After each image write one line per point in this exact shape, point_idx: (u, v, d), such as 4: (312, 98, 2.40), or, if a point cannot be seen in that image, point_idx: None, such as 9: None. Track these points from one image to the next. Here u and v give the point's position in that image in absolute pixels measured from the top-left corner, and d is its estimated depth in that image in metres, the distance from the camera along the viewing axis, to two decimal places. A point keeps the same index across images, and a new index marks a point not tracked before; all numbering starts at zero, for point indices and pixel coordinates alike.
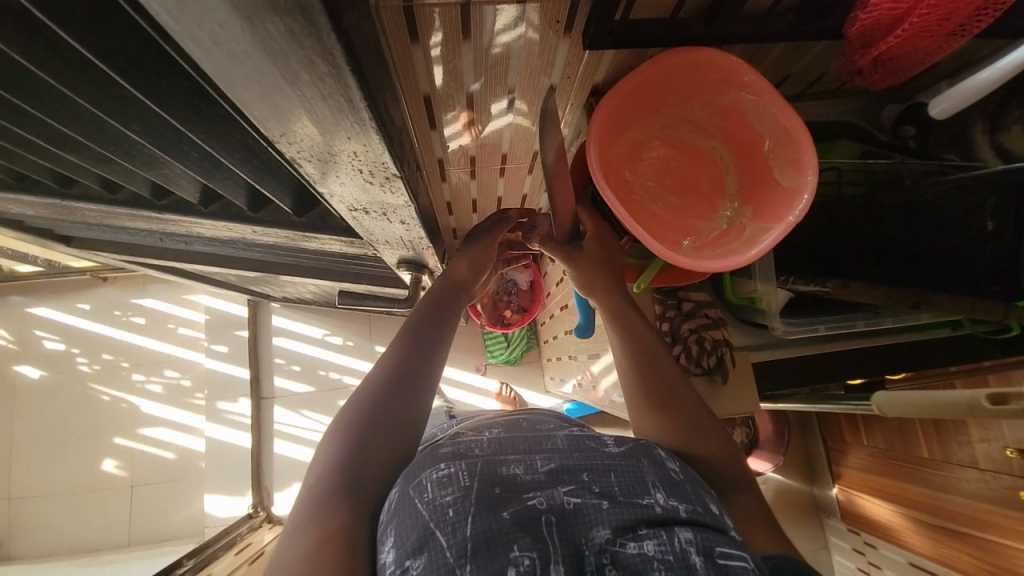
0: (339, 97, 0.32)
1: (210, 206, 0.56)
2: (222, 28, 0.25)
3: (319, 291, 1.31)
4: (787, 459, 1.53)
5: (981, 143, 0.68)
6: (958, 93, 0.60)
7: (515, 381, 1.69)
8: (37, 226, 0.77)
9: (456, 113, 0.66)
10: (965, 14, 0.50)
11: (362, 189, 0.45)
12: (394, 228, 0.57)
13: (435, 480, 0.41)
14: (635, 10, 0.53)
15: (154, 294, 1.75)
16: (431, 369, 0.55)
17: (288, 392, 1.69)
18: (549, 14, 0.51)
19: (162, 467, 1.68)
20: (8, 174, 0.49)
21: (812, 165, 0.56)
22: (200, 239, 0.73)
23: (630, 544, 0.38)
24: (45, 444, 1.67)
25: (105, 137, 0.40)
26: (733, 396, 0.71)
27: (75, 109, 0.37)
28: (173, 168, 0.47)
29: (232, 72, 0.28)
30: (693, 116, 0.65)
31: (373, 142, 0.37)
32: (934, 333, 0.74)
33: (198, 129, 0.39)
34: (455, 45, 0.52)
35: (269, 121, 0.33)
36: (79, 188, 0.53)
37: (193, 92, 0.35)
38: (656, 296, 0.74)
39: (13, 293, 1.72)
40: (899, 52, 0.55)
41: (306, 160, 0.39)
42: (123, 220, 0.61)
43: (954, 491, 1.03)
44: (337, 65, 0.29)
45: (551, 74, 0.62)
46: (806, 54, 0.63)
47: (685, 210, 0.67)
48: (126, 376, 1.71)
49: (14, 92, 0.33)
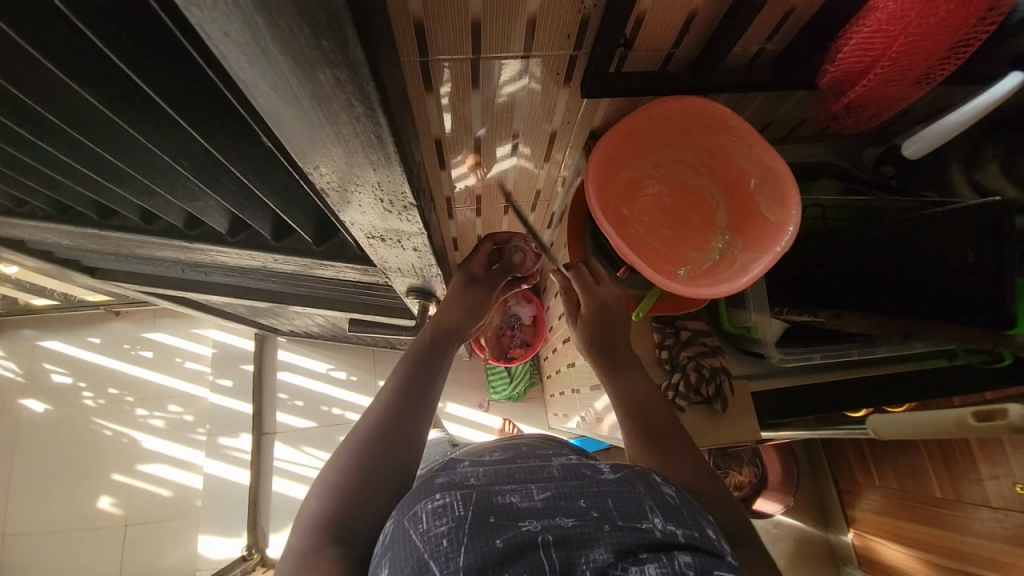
0: (370, 134, 0.36)
1: (236, 235, 0.60)
2: (281, 78, 0.30)
3: (326, 324, 1.33)
4: (797, 501, 1.49)
5: (958, 181, 0.72)
6: (929, 135, 0.65)
7: (517, 417, 1.68)
8: (66, 257, 0.81)
9: (463, 155, 0.71)
10: (925, 65, 0.55)
11: (380, 218, 0.49)
12: (406, 256, 0.61)
13: (430, 511, 0.41)
14: (627, 63, 0.58)
15: (163, 328, 1.78)
16: (424, 408, 0.59)
17: (289, 428, 1.68)
18: (549, 67, 0.57)
19: (156, 506, 1.63)
20: (53, 206, 0.54)
21: (795, 200, 0.60)
22: (218, 269, 0.77)
23: (631, 569, 0.37)
24: (42, 481, 1.64)
25: (153, 170, 0.45)
26: (733, 425, 0.72)
27: (132, 145, 0.41)
28: (209, 199, 0.51)
29: (283, 113, 0.33)
30: (683, 157, 0.70)
31: (397, 175, 0.41)
32: (931, 363, 0.76)
33: (239, 163, 0.43)
34: (466, 93, 0.58)
35: (307, 154, 0.38)
36: (116, 219, 0.57)
37: (240, 131, 0.40)
38: (654, 325, 0.77)
39: (26, 326, 1.76)
40: (869, 99, 0.61)
41: (333, 190, 0.43)
42: (152, 249, 0.65)
43: (969, 533, 1.00)
44: (372, 107, 0.33)
45: (552, 120, 0.68)
46: (785, 102, 0.69)
47: (678, 242, 0.71)
48: (129, 410, 1.71)
49: (83, 130, 0.38)
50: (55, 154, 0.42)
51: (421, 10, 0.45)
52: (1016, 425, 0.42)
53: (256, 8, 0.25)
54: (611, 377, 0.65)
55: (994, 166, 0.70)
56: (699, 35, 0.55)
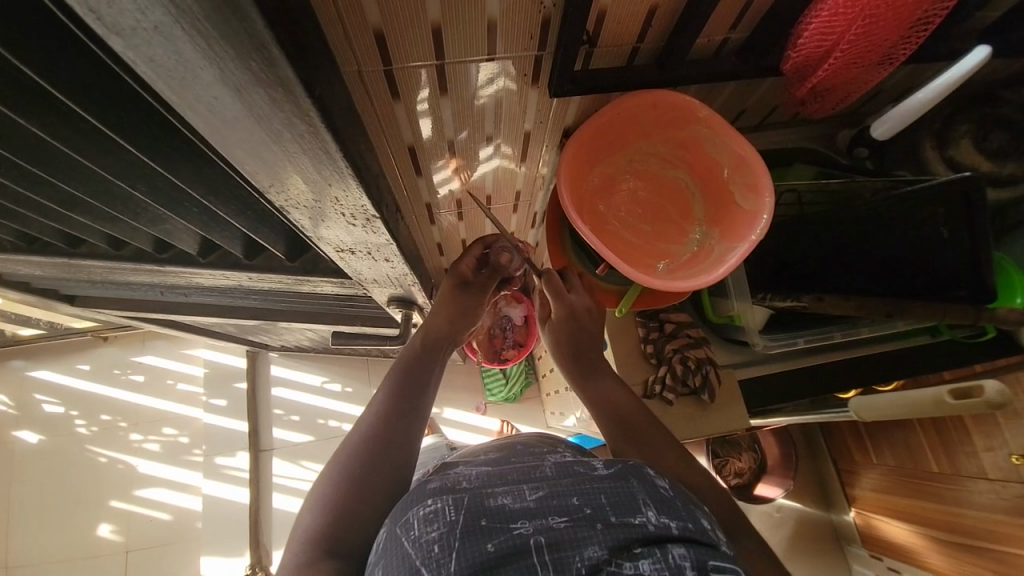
0: (318, 150, 0.36)
1: (208, 256, 0.60)
2: (217, 99, 0.29)
3: (317, 337, 1.33)
4: (799, 483, 1.50)
5: (932, 158, 0.70)
6: (895, 115, 0.65)
7: (515, 418, 1.68)
8: (43, 287, 0.80)
9: (444, 159, 0.71)
10: (886, 46, 0.56)
11: (347, 231, 0.49)
12: (381, 266, 0.60)
13: (421, 517, 0.40)
14: (593, 61, 0.58)
15: (154, 351, 1.77)
16: (415, 416, 0.58)
17: (287, 444, 1.67)
18: (519, 68, 0.56)
19: (157, 530, 1.62)
20: (19, 237, 0.53)
21: (767, 188, 0.61)
22: (198, 289, 0.77)
23: (625, 565, 0.36)
24: (39, 513, 1.62)
25: (113, 198, 0.44)
26: (721, 414, 0.72)
27: (86, 175, 0.41)
28: (174, 222, 0.51)
29: (225, 135, 0.32)
30: (655, 151, 0.71)
31: (353, 188, 0.41)
32: (914, 341, 0.76)
33: (196, 184, 0.43)
34: (437, 99, 0.58)
35: (260, 174, 0.37)
36: (86, 247, 0.57)
37: (193, 153, 0.39)
38: (639, 319, 0.77)
39: (15, 358, 1.74)
40: (833, 82, 0.61)
41: (295, 208, 0.43)
42: (126, 275, 0.65)
43: (968, 505, 0.99)
44: (313, 123, 0.33)
45: (526, 121, 0.67)
46: (757, 91, 0.69)
47: (656, 237, 0.71)
48: (124, 436, 1.69)
49: (31, 161, 0.37)
50: (12, 187, 0.41)
51: (379, 19, 0.45)
52: (993, 401, 0.43)
53: (179, 31, 0.25)
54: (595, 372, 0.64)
55: (967, 142, 0.70)
56: (663, 29, 0.55)
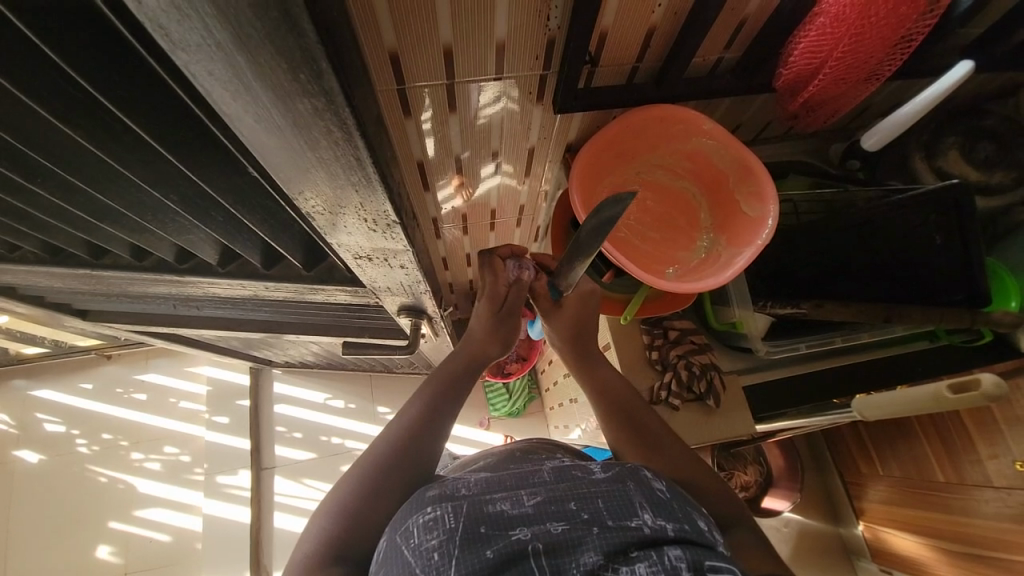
0: (349, 157, 0.38)
1: (227, 266, 0.62)
2: (266, 110, 0.32)
3: (322, 352, 1.34)
4: (806, 497, 1.48)
5: (922, 169, 0.73)
6: (884, 126, 0.67)
7: (518, 433, 1.67)
8: (56, 302, 0.81)
9: (448, 177, 0.74)
10: (871, 63, 0.59)
11: (367, 237, 0.51)
12: (394, 274, 0.62)
13: (421, 525, 0.39)
14: (595, 79, 0.61)
15: (157, 369, 1.77)
16: (438, 429, 0.56)
17: (288, 462, 1.67)
18: (523, 87, 0.59)
19: (156, 551, 1.59)
20: (43, 249, 0.55)
21: (772, 196, 0.64)
22: (211, 302, 0.79)
23: (622, 570, 0.35)
24: (36, 536, 1.59)
25: (145, 208, 0.46)
26: (727, 419, 0.73)
27: (122, 185, 0.43)
28: (197, 232, 0.53)
29: (268, 143, 0.35)
30: (665, 162, 0.73)
31: (378, 195, 0.44)
32: (913, 345, 0.79)
33: (227, 193, 0.45)
34: (444, 117, 0.60)
35: (292, 181, 0.40)
36: (109, 258, 0.59)
37: (226, 162, 0.42)
38: (643, 327, 0.78)
39: (16, 376, 1.73)
40: (824, 97, 0.64)
41: (319, 213, 0.45)
42: (144, 286, 0.66)
43: (975, 515, 0.98)
44: (350, 132, 0.36)
45: (530, 138, 0.70)
46: (750, 106, 0.73)
47: (665, 243, 0.73)
48: (125, 455, 1.68)
49: (70, 171, 0.39)
50: (45, 198, 0.43)
51: (394, 41, 0.48)
52: (990, 393, 0.45)
53: (237, 47, 0.27)
54: (595, 371, 0.65)
55: (955, 152, 0.72)
56: (659, 49, 0.58)
